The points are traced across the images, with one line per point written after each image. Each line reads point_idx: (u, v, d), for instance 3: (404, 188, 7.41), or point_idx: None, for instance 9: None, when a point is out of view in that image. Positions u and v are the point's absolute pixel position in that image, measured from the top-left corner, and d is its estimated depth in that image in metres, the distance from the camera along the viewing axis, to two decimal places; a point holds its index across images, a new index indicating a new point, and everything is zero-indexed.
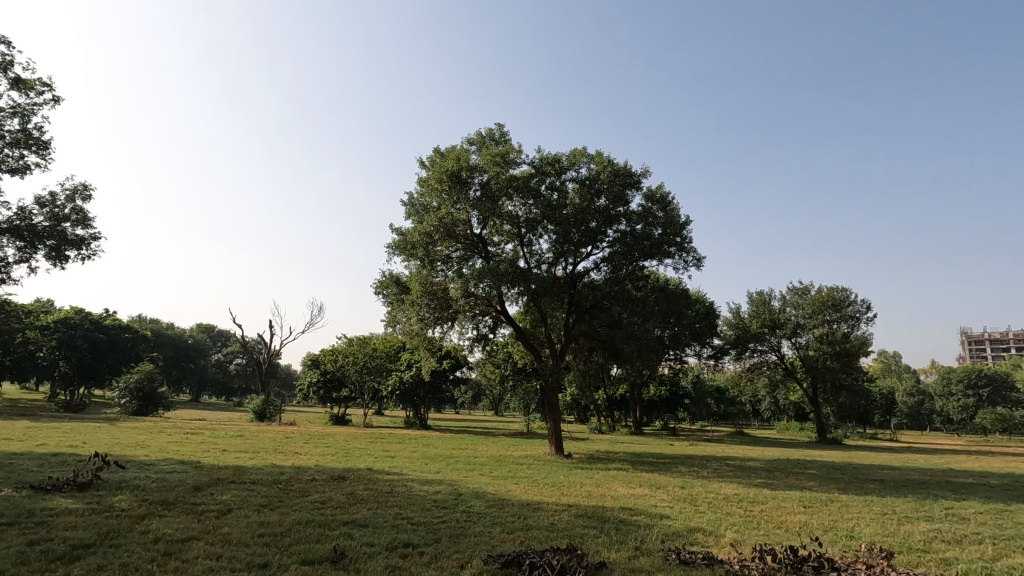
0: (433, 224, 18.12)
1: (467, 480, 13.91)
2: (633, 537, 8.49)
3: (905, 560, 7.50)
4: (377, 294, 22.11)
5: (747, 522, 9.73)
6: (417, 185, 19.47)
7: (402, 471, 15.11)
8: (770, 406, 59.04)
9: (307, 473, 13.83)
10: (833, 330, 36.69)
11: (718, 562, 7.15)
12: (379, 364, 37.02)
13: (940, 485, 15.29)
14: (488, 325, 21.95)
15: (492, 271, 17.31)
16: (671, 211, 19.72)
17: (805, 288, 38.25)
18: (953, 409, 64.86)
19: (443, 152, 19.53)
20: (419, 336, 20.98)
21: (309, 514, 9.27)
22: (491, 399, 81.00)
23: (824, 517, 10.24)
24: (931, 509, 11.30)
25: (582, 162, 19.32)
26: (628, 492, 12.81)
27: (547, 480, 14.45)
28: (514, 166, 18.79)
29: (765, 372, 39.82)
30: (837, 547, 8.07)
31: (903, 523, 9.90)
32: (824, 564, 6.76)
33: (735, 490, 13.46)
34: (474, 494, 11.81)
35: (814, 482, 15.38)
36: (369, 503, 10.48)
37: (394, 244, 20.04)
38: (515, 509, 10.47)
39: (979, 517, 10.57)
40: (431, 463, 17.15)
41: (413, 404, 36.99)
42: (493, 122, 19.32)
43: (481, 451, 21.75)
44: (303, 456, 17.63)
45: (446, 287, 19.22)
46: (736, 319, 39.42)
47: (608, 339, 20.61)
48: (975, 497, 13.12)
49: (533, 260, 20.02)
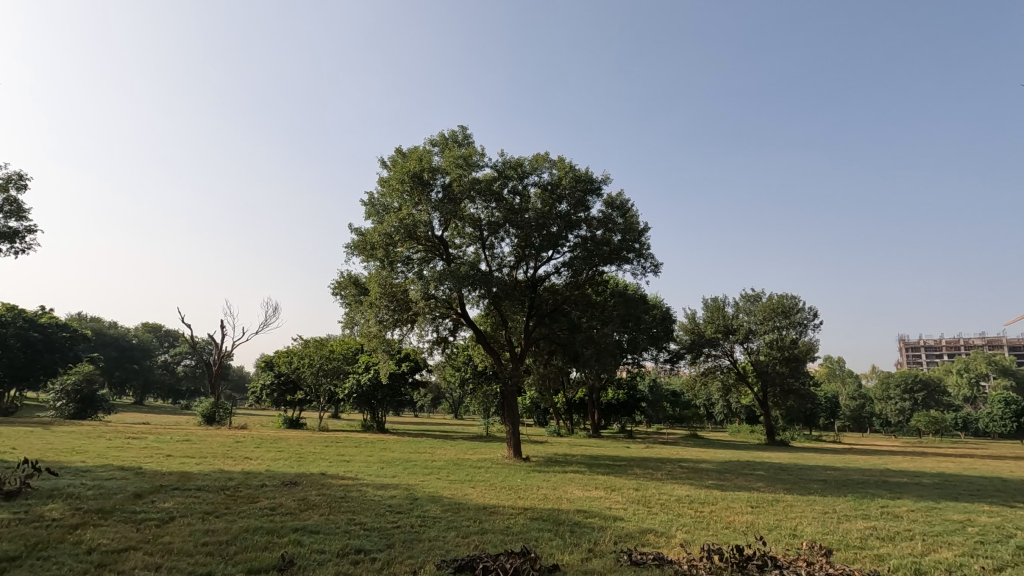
0: (393, 225, 17.90)
1: (424, 484, 13.75)
2: (586, 539, 8.60)
3: (844, 557, 7.88)
4: (335, 294, 21.69)
5: (697, 523, 9.99)
6: (378, 184, 19.18)
7: (357, 475, 14.83)
8: (723, 409, 60.84)
9: (257, 478, 13.42)
10: (782, 335, 38.12)
11: (668, 562, 7.32)
12: (337, 367, 36.28)
13: (876, 484, 16.11)
14: (448, 328, 21.82)
15: (453, 273, 17.24)
16: (631, 218, 20.11)
17: (756, 295, 39.58)
18: (891, 412, 68.13)
19: (405, 153, 19.32)
20: (378, 338, 20.66)
21: (257, 521, 9.00)
22: (450, 402, 80.51)
23: (769, 518, 10.61)
24: (868, 508, 11.87)
25: (544, 167, 19.48)
26: (584, 495, 12.95)
27: (505, 484, 14.44)
28: (476, 168, 18.76)
29: (718, 377, 40.98)
30: (780, 546, 8.38)
31: (842, 522, 10.37)
32: (768, 563, 7.01)
33: (687, 491, 13.78)
34: (429, 499, 11.69)
35: (762, 483, 15.89)
36: (322, 508, 10.25)
37: (353, 244, 19.68)
38: (470, 512, 10.44)
39: (911, 514, 11.19)
40: (388, 467, 16.89)
41: (371, 407, 36.45)
42: (456, 124, 19.24)
43: (439, 454, 21.61)
44: (254, 460, 17.08)
45: (406, 289, 18.93)
46: (692, 325, 40.53)
47: (568, 343, 20.79)
48: (908, 496, 13.88)
49: (495, 263, 20.04)
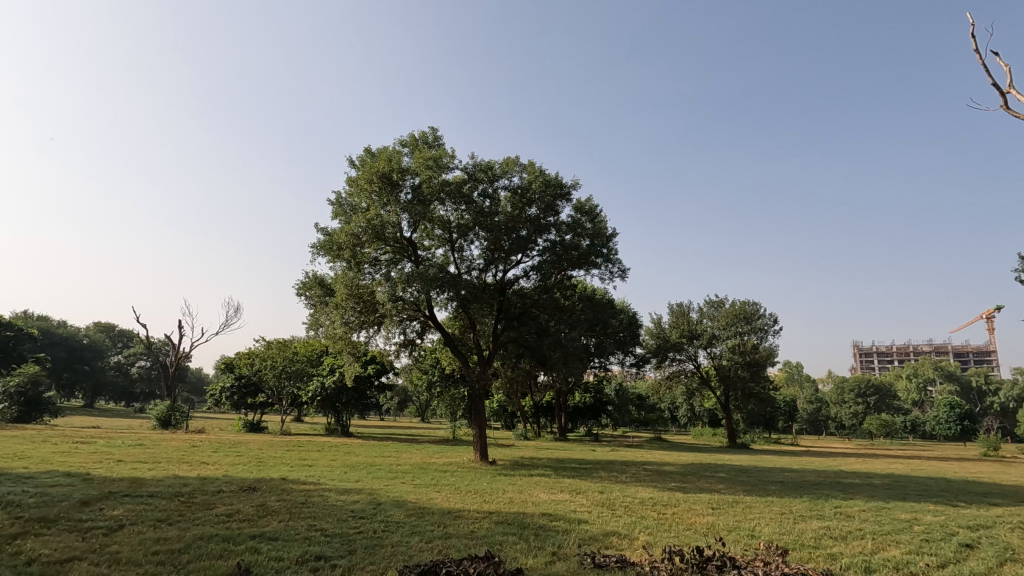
0: (361, 225, 17.64)
1: (388, 488, 13.55)
2: (551, 542, 8.61)
3: (799, 556, 8.11)
4: (300, 295, 21.24)
5: (659, 525, 10.13)
6: (346, 184, 18.87)
7: (319, 480, 14.51)
8: (686, 413, 62.07)
9: (213, 483, 12.98)
10: (744, 341, 39.12)
11: (630, 564, 7.39)
12: (300, 369, 35.47)
13: (831, 485, 16.67)
14: (416, 331, 21.61)
15: (421, 275, 17.08)
16: (599, 223, 20.33)
17: (720, 301, 40.55)
18: (845, 416, 70.57)
19: (374, 153, 19.08)
20: (343, 340, 20.29)
21: (212, 529, 8.70)
22: (417, 405, 79.73)
23: (729, 519, 10.85)
24: (823, 508, 12.28)
25: (514, 171, 19.54)
26: (549, 498, 12.98)
27: (470, 487, 14.37)
28: (446, 170, 18.67)
29: (682, 381, 41.75)
30: (739, 547, 8.58)
31: (798, 522, 10.68)
32: (727, 563, 7.17)
33: (651, 494, 13.97)
34: (393, 503, 11.53)
35: (723, 485, 16.26)
36: (281, 515, 9.98)
37: (319, 244, 19.30)
38: (435, 517, 10.32)
39: (863, 514, 11.63)
40: (351, 472, 16.58)
41: (335, 410, 35.79)
42: (427, 125, 19.12)
43: (405, 458, 21.35)
44: (211, 465, 16.53)
45: (373, 291, 18.65)
46: (657, 329, 41.24)
47: (536, 347, 20.87)
48: (860, 496, 14.43)
49: (464, 266, 19.97)
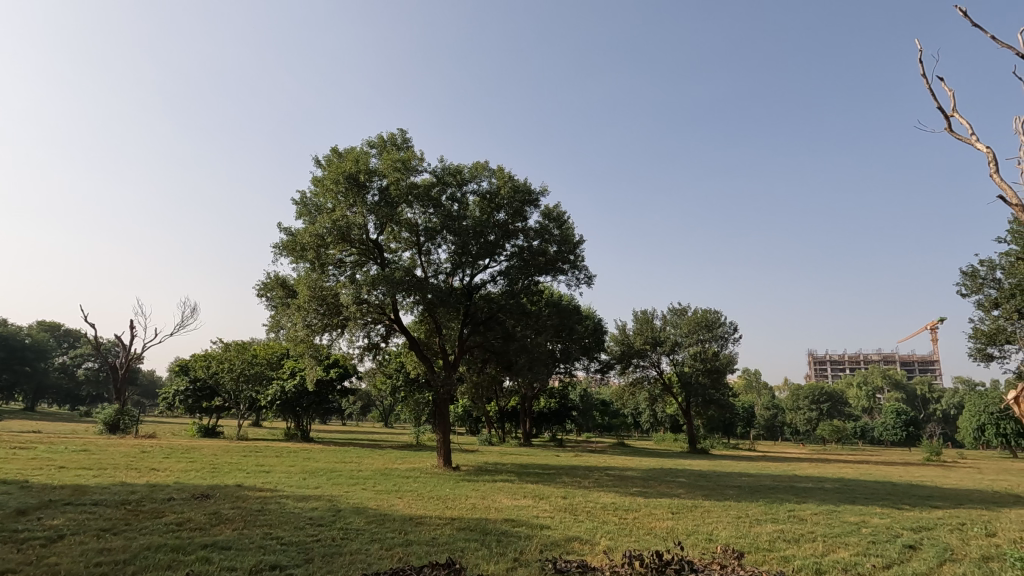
0: (326, 226, 17.31)
1: (348, 495, 13.26)
2: (513, 548, 8.59)
3: (754, 559, 8.32)
4: (261, 296, 20.67)
5: (620, 530, 10.23)
6: (311, 183, 18.50)
7: (276, 487, 14.09)
8: (649, 419, 63.00)
9: (163, 491, 12.45)
10: (705, 348, 40.04)
11: (591, 569, 7.43)
12: (259, 372, 34.46)
13: (785, 489, 17.20)
14: (380, 334, 21.31)
15: (387, 278, 16.86)
16: (566, 230, 20.50)
17: (683, 309, 41.40)
18: (800, 422, 72.83)
19: (340, 153, 18.78)
20: (305, 342, 19.82)
21: (161, 538, 8.35)
22: (381, 410, 78.45)
23: (688, 523, 11.06)
24: (777, 512, 12.65)
25: (483, 176, 19.54)
26: (512, 504, 12.96)
27: (433, 493, 14.22)
28: (415, 172, 18.53)
29: (645, 387, 42.37)
30: (697, 550, 8.74)
31: (753, 526, 10.97)
32: (685, 567, 7.30)
33: (612, 499, 14.11)
34: (353, 510, 11.30)
35: (682, 490, 16.57)
36: (235, 523, 9.65)
37: (282, 244, 18.83)
38: (396, 524, 10.16)
39: (814, 517, 12.04)
40: (310, 478, 16.17)
41: (295, 415, 34.88)
42: (396, 127, 18.94)
43: (366, 463, 20.98)
44: (161, 472, 15.85)
45: (337, 293, 18.30)
46: (622, 336, 41.83)
47: (502, 352, 20.86)
48: (812, 500, 14.92)
49: (430, 270, 19.81)
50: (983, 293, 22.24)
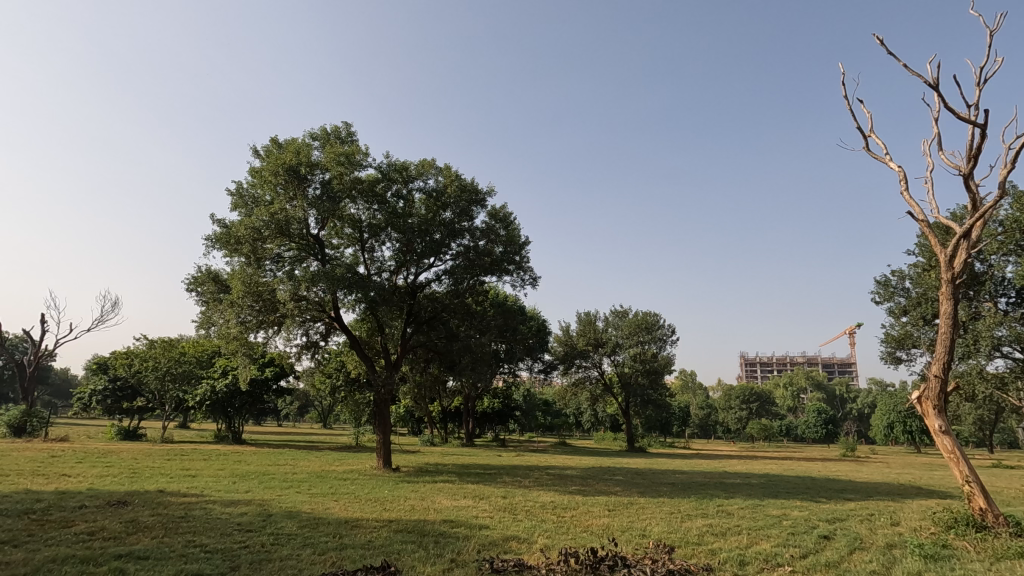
0: (263, 219, 16.70)
1: (281, 499, 12.77)
2: (450, 549, 8.54)
3: (684, 553, 8.65)
4: (190, 290, 19.58)
5: (558, 528, 10.39)
6: (248, 174, 17.72)
7: (202, 492, 13.34)
8: (590, 419, 64.35)
9: (74, 498, 11.55)
10: (644, 349, 41.32)
11: (527, 568, 7.48)
12: (187, 371, 32.61)
13: (714, 486, 17.98)
14: (319, 332, 20.67)
15: (328, 275, 16.39)
16: (513, 231, 20.58)
17: (624, 311, 42.48)
18: (731, 421, 76.27)
19: (281, 143, 18.08)
20: (238, 340, 18.99)
21: (69, 549, 7.75)
22: (319, 411, 76.11)
23: (623, 519, 11.37)
24: (707, 507, 13.24)
25: (430, 174, 19.34)
26: (452, 505, 12.86)
27: (371, 496, 13.94)
28: (359, 167, 18.09)
29: (587, 387, 43.16)
30: (631, 546, 9.01)
31: (685, 521, 11.40)
32: (618, 563, 7.52)
33: (551, 498, 14.31)
34: (286, 514, 10.90)
35: (619, 487, 17.06)
36: (155, 531, 9.09)
37: (214, 236, 17.91)
38: (330, 527, 9.90)
39: (740, 512, 12.68)
40: (240, 482, 15.45)
41: (226, 415, 33.22)
42: (340, 119, 18.43)
43: (302, 466, 20.26)
44: (73, 478, 14.72)
45: (274, 289, 17.53)
46: (565, 337, 42.59)
47: (445, 352, 20.64)
48: (739, 495, 15.72)
49: (373, 267, 19.40)
50: (893, 301, 24.06)
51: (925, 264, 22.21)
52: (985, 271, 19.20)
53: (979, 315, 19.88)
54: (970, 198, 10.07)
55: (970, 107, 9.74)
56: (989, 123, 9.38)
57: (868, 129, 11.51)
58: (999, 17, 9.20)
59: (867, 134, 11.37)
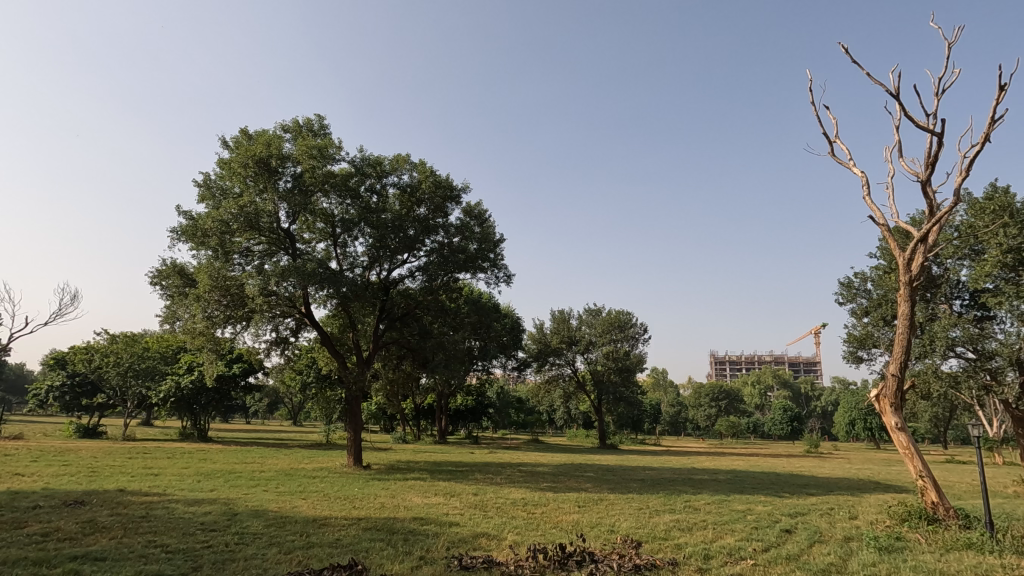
0: (231, 212, 16.32)
1: (248, 498, 12.52)
2: (419, 547, 8.50)
3: (650, 548, 8.79)
4: (154, 284, 19.02)
5: (528, 525, 10.46)
6: (216, 165, 17.27)
7: (164, 491, 12.98)
8: (562, 416, 64.87)
9: (29, 498, 11.11)
10: (617, 347, 41.75)
11: (495, 564, 7.49)
12: (150, 367, 31.68)
13: (682, 482, 18.36)
14: (289, 328, 20.33)
15: (299, 270, 16.11)
16: (487, 228, 20.57)
17: (597, 309, 42.82)
18: (701, 418, 77.83)
19: (250, 135, 17.69)
20: (204, 335, 18.53)
21: (22, 551, 7.48)
22: (290, 408, 74.89)
23: (593, 516, 11.50)
24: (675, 503, 13.48)
25: (404, 169, 19.18)
26: (423, 503, 12.82)
27: (340, 493, 13.80)
28: (332, 161, 17.81)
29: (560, 385, 43.42)
30: (599, 542, 9.13)
31: (653, 517, 11.60)
32: (585, 558, 7.62)
33: (522, 494, 14.40)
34: (252, 513, 10.70)
35: (590, 484, 17.27)
36: (113, 531, 8.83)
37: (180, 228, 17.43)
38: (298, 526, 9.75)
39: (707, 507, 12.96)
40: (206, 480, 15.08)
41: (191, 413, 32.37)
42: (313, 112, 18.13)
43: (270, 464, 19.90)
44: (28, 477, 14.16)
45: (243, 283, 17.15)
46: (539, 335, 42.76)
47: (418, 349, 20.51)
48: (706, 491, 16.06)
49: (346, 263, 19.15)
50: (855, 302, 24.83)
51: (886, 266, 23.00)
52: (941, 273, 19.96)
53: (935, 317, 20.60)
54: (927, 204, 10.45)
55: (929, 115, 10.06)
56: (946, 131, 9.73)
57: (834, 135, 11.78)
58: (957, 29, 9.53)
59: (833, 139, 11.65)
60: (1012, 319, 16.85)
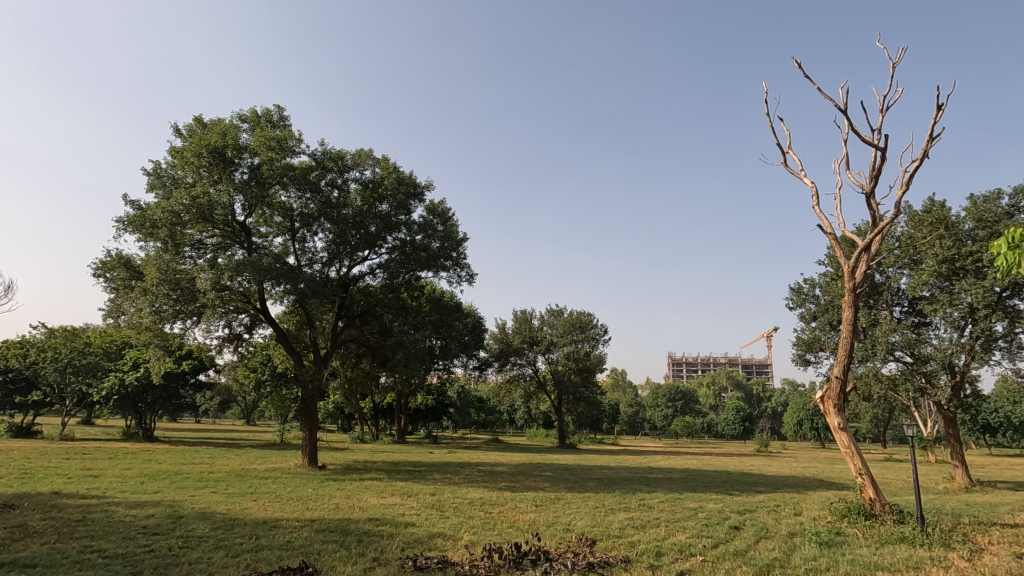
0: (182, 203, 15.66)
1: (195, 499, 12.08)
2: (372, 548, 8.38)
3: (604, 546, 8.92)
4: (97, 276, 18.13)
5: (485, 524, 10.44)
6: (168, 153, 16.59)
7: (103, 493, 12.41)
8: (523, 415, 65.14)
9: None
10: (578, 348, 42.18)
11: (450, 565, 7.44)
12: (92, 363, 30.16)
13: (638, 480, 18.71)
14: (244, 324, 19.71)
15: (254, 265, 15.63)
16: (451, 226, 20.49)
17: (559, 310, 43.13)
18: (658, 418, 79.52)
19: (205, 123, 17.06)
20: (151, 330, 17.75)
21: None
22: (242, 407, 72.53)
23: (549, 515, 11.58)
24: (630, 501, 13.73)
25: (366, 164, 18.88)
26: (379, 503, 12.65)
27: (293, 494, 13.45)
28: (292, 153, 17.36)
29: (521, 385, 43.56)
30: (554, 540, 9.22)
31: (608, 515, 11.79)
32: (540, 556, 7.68)
33: (480, 494, 14.39)
34: (199, 515, 10.33)
35: (548, 483, 17.39)
36: (46, 536, 8.36)
37: (127, 218, 16.65)
38: (247, 528, 9.46)
39: (660, 505, 13.27)
40: (150, 482, 14.46)
41: (136, 412, 30.96)
42: (272, 102, 17.63)
43: (220, 465, 19.25)
44: None
45: (194, 278, 16.50)
46: (501, 334, 42.79)
47: (377, 348, 20.21)
48: (660, 489, 16.42)
49: (304, 258, 18.69)
50: (804, 307, 25.84)
51: (833, 273, 24.03)
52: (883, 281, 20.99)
53: (876, 322, 21.63)
54: (870, 215, 10.99)
55: (874, 130, 10.58)
56: (888, 147, 10.28)
57: (786, 146, 12.24)
58: (901, 50, 10.08)
59: (786, 150, 12.13)
60: (946, 326, 17.84)
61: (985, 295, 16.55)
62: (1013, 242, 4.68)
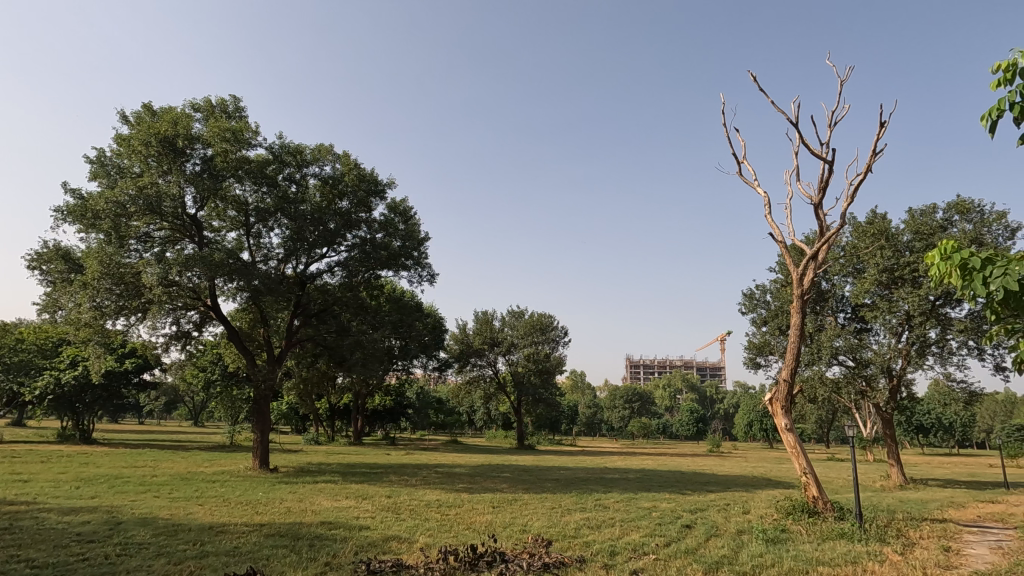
0: (128, 193, 14.91)
1: (136, 504, 11.51)
2: (325, 552, 8.18)
3: (559, 546, 8.99)
4: (32, 268, 17.06)
5: (441, 526, 10.36)
6: (113, 141, 15.81)
7: (34, 499, 11.66)
8: (482, 416, 65.00)
9: None
10: (538, 350, 42.46)
11: (405, 568, 7.35)
12: (24, 361, 28.42)
13: (594, 481, 18.96)
14: (192, 322, 18.92)
15: (205, 259, 15.04)
16: (412, 225, 20.29)
17: (520, 311, 43.30)
18: (615, 419, 80.74)
19: (155, 111, 16.34)
20: (90, 327, 16.83)
21: None
22: (190, 408, 69.56)
23: (506, 516, 11.58)
24: (586, 501, 13.89)
25: (326, 160, 18.47)
26: (333, 506, 12.38)
27: (243, 498, 12.99)
28: (248, 146, 16.82)
29: (481, 386, 43.43)
30: (510, 541, 9.23)
31: (564, 515, 11.90)
32: (496, 557, 7.68)
33: (437, 496, 14.26)
34: (140, 521, 9.85)
35: (505, 484, 17.39)
36: None
37: (66, 208, 15.75)
38: (191, 534, 9.08)
39: (614, 504, 13.48)
40: (87, 486, 13.70)
41: (73, 413, 29.30)
42: (228, 93, 17.03)
43: (164, 468, 18.41)
44: None
45: (139, 271, 15.75)
46: (461, 335, 42.60)
47: (335, 347, 19.78)
48: (616, 489, 16.66)
49: (259, 254, 18.13)
50: (755, 312, 26.77)
51: (783, 279, 24.99)
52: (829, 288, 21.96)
53: (822, 327, 22.61)
54: (818, 225, 11.48)
55: (823, 144, 11.08)
56: (836, 160, 10.77)
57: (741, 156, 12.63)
58: (848, 69, 10.58)
59: (741, 161, 12.55)
60: (885, 332, 18.82)
61: (920, 303, 17.54)
62: (946, 253, 4.95)
